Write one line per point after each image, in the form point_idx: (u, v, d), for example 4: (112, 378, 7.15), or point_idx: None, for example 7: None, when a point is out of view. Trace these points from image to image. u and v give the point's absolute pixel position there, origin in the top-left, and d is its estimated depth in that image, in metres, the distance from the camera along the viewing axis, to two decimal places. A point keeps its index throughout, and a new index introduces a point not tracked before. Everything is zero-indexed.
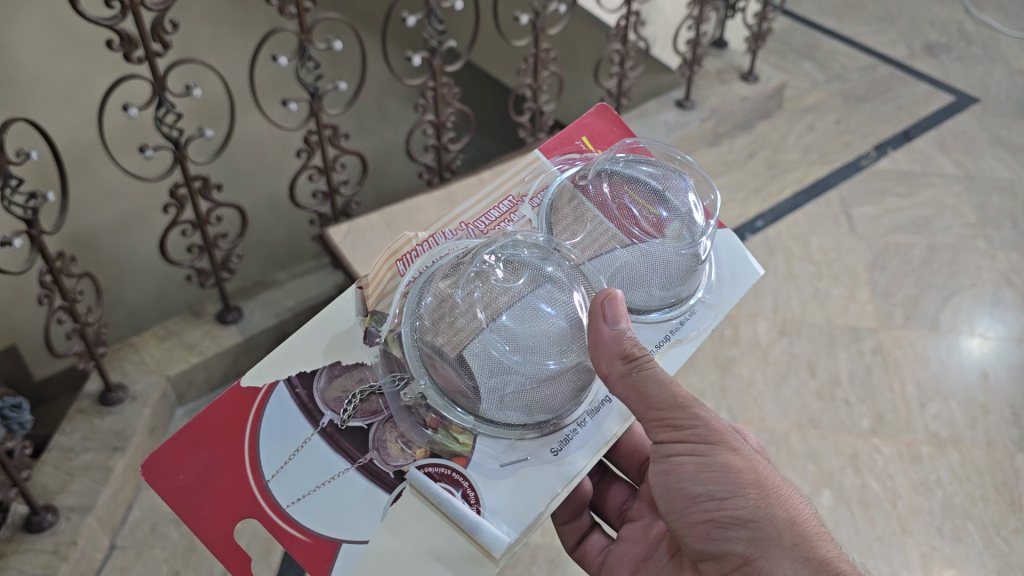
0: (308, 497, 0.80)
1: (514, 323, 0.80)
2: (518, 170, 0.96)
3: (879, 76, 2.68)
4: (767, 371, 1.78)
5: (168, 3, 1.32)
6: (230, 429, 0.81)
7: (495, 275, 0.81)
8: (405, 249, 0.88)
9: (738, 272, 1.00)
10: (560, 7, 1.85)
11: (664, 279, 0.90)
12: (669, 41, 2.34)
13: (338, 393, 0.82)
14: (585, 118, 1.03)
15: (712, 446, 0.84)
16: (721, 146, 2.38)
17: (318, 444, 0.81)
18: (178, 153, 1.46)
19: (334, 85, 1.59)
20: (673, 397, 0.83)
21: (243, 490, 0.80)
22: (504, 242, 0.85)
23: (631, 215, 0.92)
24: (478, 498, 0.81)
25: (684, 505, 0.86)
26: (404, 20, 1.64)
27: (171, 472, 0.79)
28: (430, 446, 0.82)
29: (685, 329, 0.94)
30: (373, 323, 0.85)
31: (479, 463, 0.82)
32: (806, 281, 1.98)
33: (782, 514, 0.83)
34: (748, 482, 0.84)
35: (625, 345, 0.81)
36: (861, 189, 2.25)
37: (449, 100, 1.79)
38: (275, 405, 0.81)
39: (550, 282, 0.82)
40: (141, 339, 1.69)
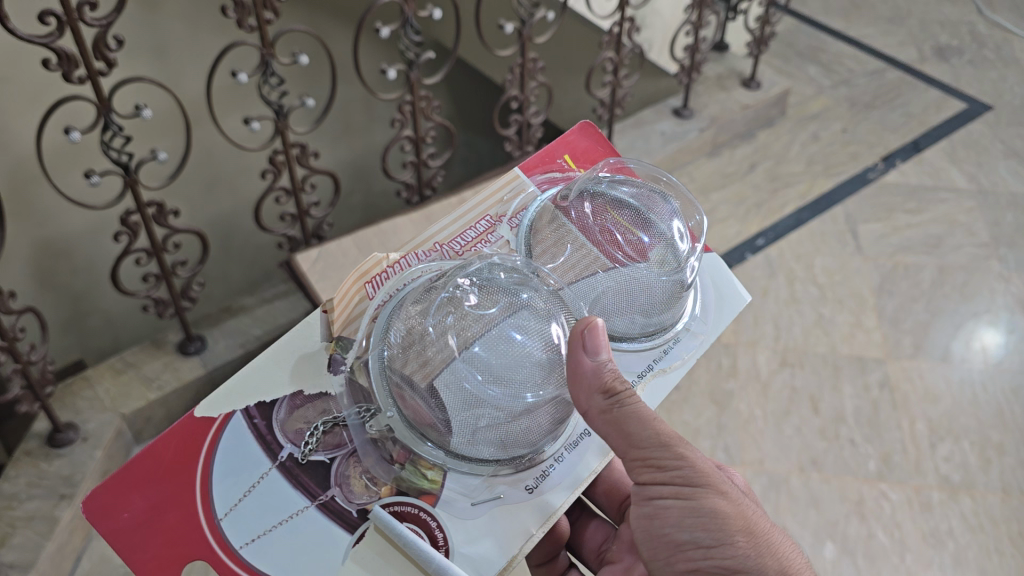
0: (264, 538, 0.71)
1: (488, 353, 0.72)
2: (496, 188, 0.88)
3: (887, 81, 2.56)
4: (767, 406, 1.67)
5: (111, 17, 1.19)
6: (181, 460, 0.72)
7: (468, 301, 0.74)
8: (374, 271, 0.81)
9: (724, 299, 0.92)
10: (548, 15, 1.73)
11: (642, 307, 0.83)
12: (666, 45, 2.21)
13: (299, 424, 0.74)
14: (568, 134, 0.94)
15: (699, 489, 0.74)
16: (720, 157, 2.26)
17: (276, 480, 0.73)
18: (128, 179, 1.34)
19: (301, 101, 1.47)
20: (656, 435, 0.74)
21: (194, 530, 0.70)
22: (480, 266, 0.77)
23: (613, 237, 0.84)
24: (446, 539, 0.73)
25: (668, 553, 0.76)
26: (378, 31, 1.51)
27: (115, 508, 0.69)
28: (397, 483, 0.75)
29: (668, 357, 0.86)
30: (339, 350, 0.78)
31: (449, 500, 0.75)
32: (810, 305, 1.87)
33: (775, 565, 0.73)
34: (738, 529, 0.73)
35: (604, 377, 0.72)
36: (869, 205, 2.13)
37: (428, 114, 1.66)
38: (233, 437, 0.73)
39: (526, 309, 0.74)
40: (96, 372, 1.59)
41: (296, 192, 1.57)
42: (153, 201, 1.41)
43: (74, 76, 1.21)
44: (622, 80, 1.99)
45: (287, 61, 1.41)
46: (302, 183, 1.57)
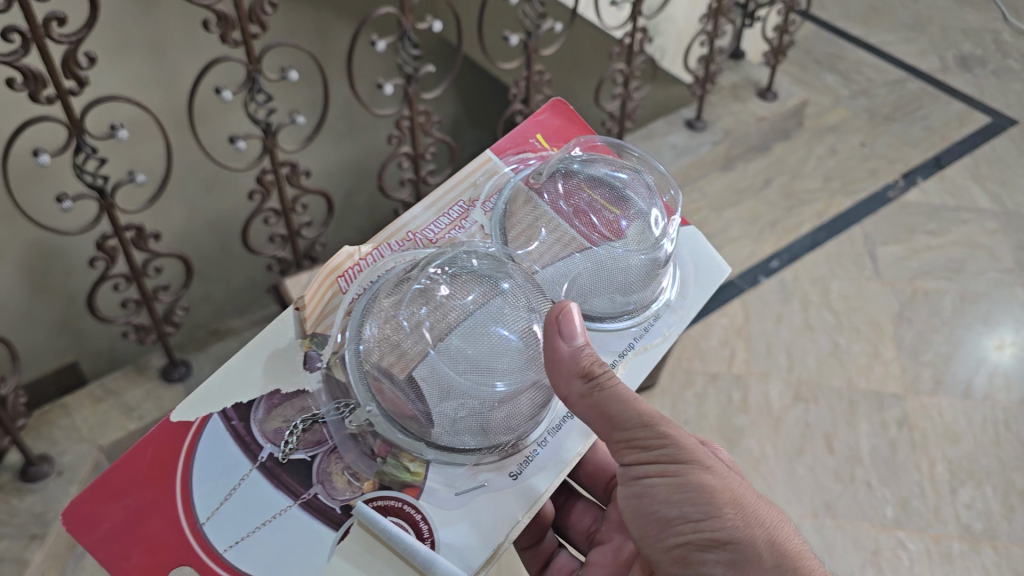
0: (249, 539, 0.70)
1: (464, 343, 0.72)
2: (470, 172, 0.89)
3: (908, 91, 2.46)
4: (779, 444, 1.59)
5: (81, 34, 1.11)
6: (158, 468, 0.71)
7: (440, 292, 0.73)
8: (346, 264, 0.80)
9: (706, 273, 0.93)
10: (556, 27, 1.63)
11: (617, 285, 0.84)
12: (679, 53, 2.11)
13: (279, 423, 0.74)
14: (540, 115, 0.97)
15: (684, 464, 0.74)
16: (733, 171, 2.17)
17: (257, 481, 0.72)
18: (103, 203, 1.26)
19: (291, 118, 1.38)
20: (637, 414, 0.74)
21: (174, 536, 0.69)
22: (450, 254, 0.77)
23: (591, 214, 0.85)
24: (432, 532, 0.72)
25: (656, 529, 0.75)
26: (374, 44, 1.41)
27: (95, 519, 0.69)
28: (379, 477, 0.74)
29: (649, 336, 0.87)
30: (314, 346, 0.77)
31: (434, 490, 0.74)
32: (825, 333, 1.78)
33: (762, 535, 0.73)
34: (725, 502, 0.73)
35: (583, 361, 0.73)
36: (888, 225, 2.04)
37: (427, 129, 1.57)
38: (211, 441, 0.73)
39: (502, 297, 0.74)
40: (74, 399, 1.52)
41: (286, 213, 1.48)
42: (132, 224, 1.33)
43: (41, 96, 1.13)
44: (633, 92, 1.90)
45: (275, 78, 1.33)
46: (292, 205, 1.49)
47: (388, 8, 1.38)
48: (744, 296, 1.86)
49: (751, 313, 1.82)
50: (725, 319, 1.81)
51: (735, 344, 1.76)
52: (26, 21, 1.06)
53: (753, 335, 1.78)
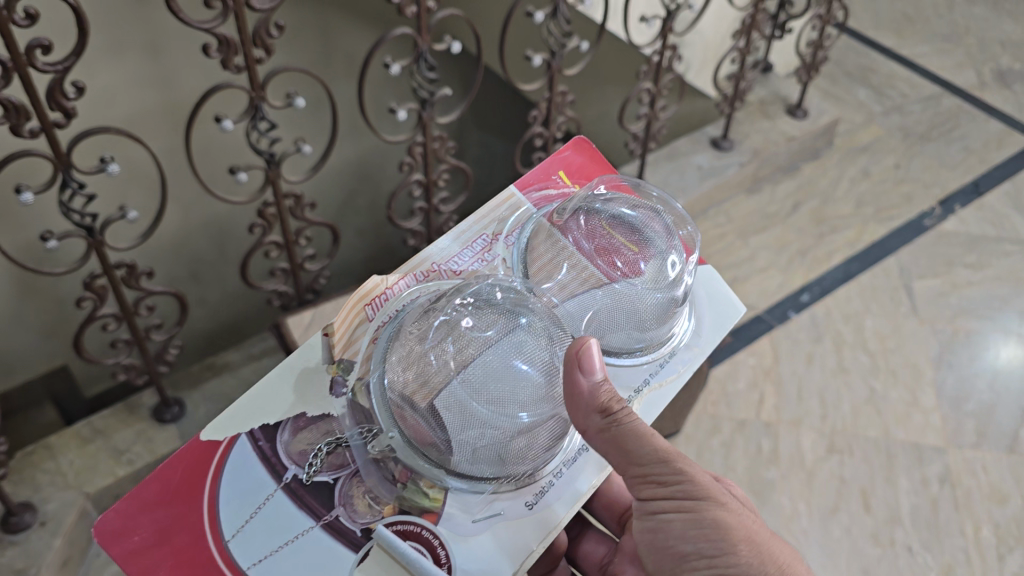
0: (270, 559, 0.67)
1: (486, 375, 0.68)
2: (495, 205, 0.83)
3: (942, 109, 2.34)
4: (812, 501, 1.48)
5: (68, 61, 0.99)
6: (190, 484, 0.69)
7: (464, 323, 0.69)
8: (375, 292, 0.75)
9: (721, 311, 0.89)
10: (582, 45, 1.51)
11: (637, 325, 0.79)
12: (706, 66, 1.98)
13: (303, 446, 0.70)
14: (564, 151, 0.90)
15: (700, 501, 0.73)
16: (761, 193, 2.05)
17: (281, 502, 0.69)
18: (92, 241, 1.14)
19: (297, 146, 1.27)
20: (654, 450, 0.72)
21: (200, 553, 0.67)
22: (477, 285, 0.73)
23: (612, 252, 0.80)
24: (448, 557, 0.69)
25: (672, 565, 0.74)
26: (388, 67, 1.30)
27: (126, 531, 0.66)
28: (399, 502, 0.70)
29: (665, 371, 0.83)
30: (340, 372, 0.73)
31: (453, 516, 0.70)
32: (860, 378, 1.67)
33: (777, 572, 0.71)
34: (740, 539, 0.72)
35: (604, 397, 0.70)
36: (924, 256, 1.93)
37: (441, 156, 1.46)
38: (238, 460, 0.70)
39: (526, 331, 0.70)
40: (60, 439, 1.41)
41: (289, 246, 1.37)
42: (123, 261, 1.22)
43: (24, 129, 1.01)
44: (660, 113, 1.77)
45: (281, 104, 1.21)
46: (295, 236, 1.38)
47: (404, 28, 1.26)
48: (773, 333, 1.75)
49: (781, 353, 1.71)
50: (753, 359, 1.70)
51: (764, 387, 1.65)
52: (5, 49, 0.94)
53: (783, 378, 1.67)
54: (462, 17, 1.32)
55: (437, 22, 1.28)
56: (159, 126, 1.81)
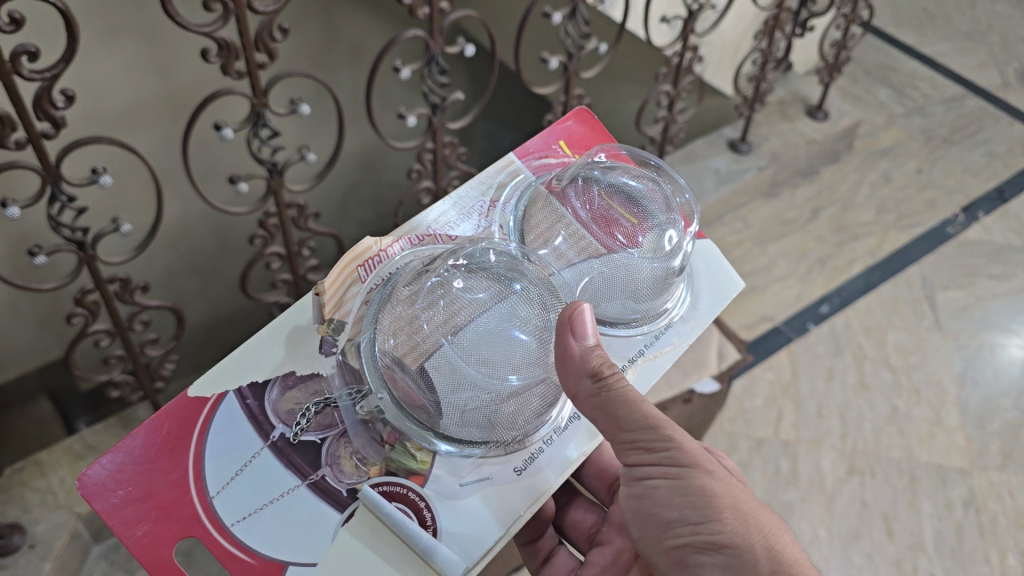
0: (256, 515, 0.67)
1: (476, 338, 0.67)
2: (490, 171, 0.84)
3: (966, 110, 2.26)
4: (833, 526, 1.43)
5: (57, 69, 0.92)
6: (176, 441, 0.68)
7: (455, 284, 0.68)
8: (368, 253, 0.73)
9: (721, 288, 0.87)
10: (600, 47, 1.43)
11: (632, 293, 0.79)
12: (723, 64, 1.91)
13: (291, 405, 0.70)
14: (567, 122, 0.90)
15: (686, 467, 0.70)
16: (779, 198, 1.98)
17: (267, 460, 0.68)
18: (83, 255, 1.08)
19: (299, 154, 1.20)
20: (643, 416, 0.69)
21: (184, 509, 0.66)
22: (470, 249, 0.72)
23: (610, 218, 0.80)
24: (434, 519, 0.68)
25: (656, 531, 0.71)
26: (397, 72, 1.22)
27: (109, 486, 0.65)
28: (386, 463, 0.69)
29: (660, 342, 0.82)
30: (331, 332, 0.71)
31: (441, 479, 0.70)
32: (881, 395, 1.61)
33: (762, 540, 0.69)
34: (727, 508, 0.69)
35: (594, 360, 0.67)
36: (948, 266, 1.86)
37: (451, 161, 1.39)
38: (226, 418, 0.69)
39: (519, 296, 0.69)
40: (49, 455, 1.35)
41: (291, 258, 1.31)
42: (116, 275, 1.16)
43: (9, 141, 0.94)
44: (677, 116, 1.70)
45: (283, 111, 1.14)
46: (298, 247, 1.32)
47: (416, 30, 1.20)
48: (792, 346, 1.69)
49: (800, 368, 1.65)
50: (771, 374, 1.64)
51: (782, 404, 1.59)
52: None
53: (802, 395, 1.61)
54: (476, 19, 1.25)
55: (450, 24, 1.22)
56: (153, 118, 1.64)
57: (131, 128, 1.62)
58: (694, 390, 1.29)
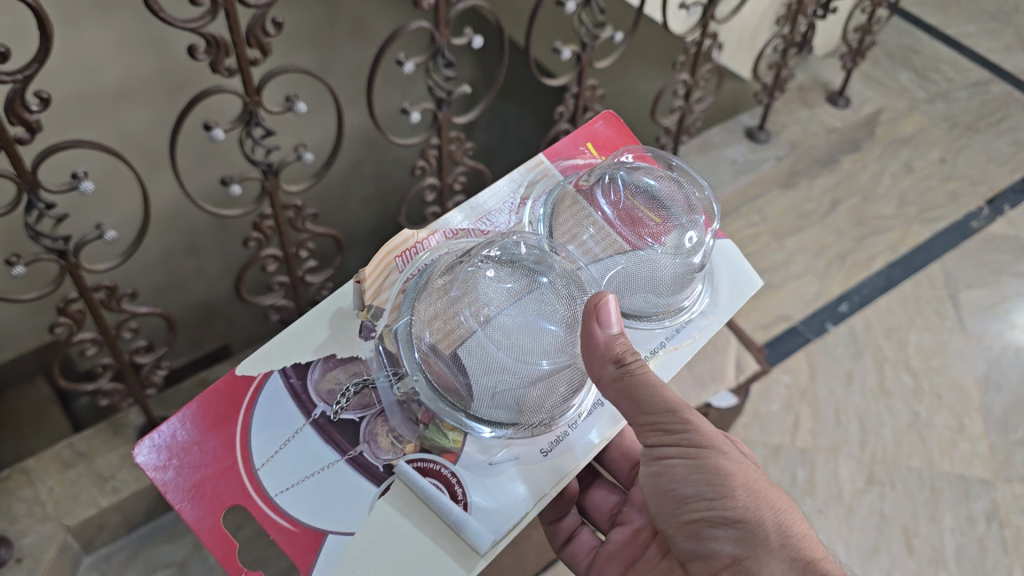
0: (299, 486, 0.74)
1: (508, 326, 0.73)
2: (516, 171, 0.89)
3: (991, 96, 2.18)
4: (851, 540, 1.37)
5: (33, 69, 0.85)
6: (224, 419, 0.75)
7: (486, 277, 0.75)
8: (404, 246, 0.80)
9: (737, 283, 0.90)
10: (616, 36, 1.35)
11: (657, 288, 0.82)
12: (742, 47, 1.83)
13: (331, 385, 0.77)
14: (594, 125, 0.94)
15: (703, 448, 0.74)
16: (796, 189, 1.91)
17: (307, 437, 0.76)
18: (65, 264, 1.02)
19: (297, 154, 1.13)
20: (663, 399, 0.73)
21: (232, 478, 0.74)
22: (502, 243, 0.77)
23: (636, 215, 0.83)
24: (465, 494, 0.74)
25: (673, 507, 0.76)
26: (401, 65, 1.15)
27: (169, 458, 0.74)
28: (420, 441, 0.76)
29: (681, 334, 0.84)
30: (370, 317, 0.79)
31: (471, 457, 0.76)
32: (902, 400, 1.55)
33: (771, 517, 0.73)
34: (739, 486, 0.74)
35: (620, 349, 0.72)
36: (971, 263, 1.79)
37: (458, 157, 1.32)
38: (270, 397, 0.76)
39: (549, 289, 0.75)
40: (38, 463, 1.29)
41: (289, 259, 1.24)
42: (102, 282, 1.09)
43: None
44: (693, 106, 1.62)
45: (279, 109, 1.07)
46: (296, 248, 1.25)
47: (422, 22, 1.12)
48: (809, 347, 1.63)
49: (817, 370, 1.59)
50: (787, 377, 1.58)
51: (799, 408, 1.53)
52: None
53: (820, 399, 1.55)
54: (485, 8, 1.18)
55: (457, 14, 1.15)
56: (148, 94, 1.68)
57: (122, 106, 1.66)
58: (711, 404, 1.23)
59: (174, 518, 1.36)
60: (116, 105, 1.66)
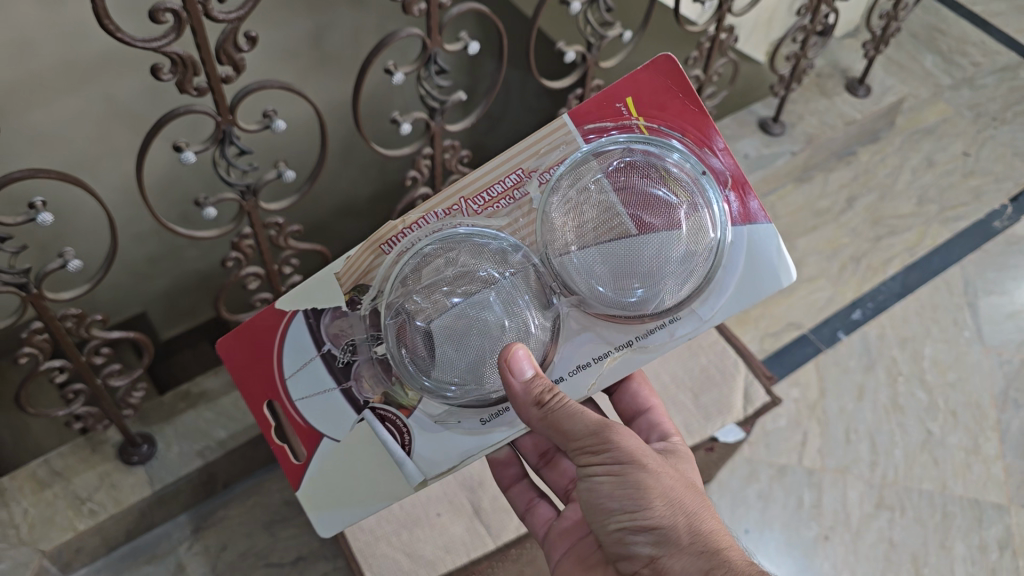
0: (309, 401, 0.79)
1: (431, 362, 0.74)
2: (535, 139, 0.75)
3: (1020, 83, 2.07)
4: (858, 571, 1.32)
5: None
6: (266, 335, 0.78)
7: (413, 312, 0.73)
8: (389, 233, 0.75)
9: (748, 286, 0.77)
10: (625, 35, 1.25)
11: (629, 299, 0.75)
12: (758, 30, 1.72)
13: (339, 331, 0.77)
14: (640, 70, 0.75)
15: (626, 465, 0.72)
16: (811, 184, 1.82)
17: (317, 367, 0.78)
18: (29, 294, 0.95)
19: (277, 172, 1.04)
20: (586, 424, 0.72)
21: (269, 381, 0.79)
22: (446, 252, 0.74)
23: (640, 206, 0.73)
24: (411, 443, 0.78)
25: (597, 523, 0.74)
26: (390, 74, 1.05)
27: (233, 352, 0.78)
28: (384, 393, 0.78)
29: (656, 336, 0.78)
30: (356, 293, 0.76)
31: (423, 416, 0.78)
32: (915, 417, 1.49)
33: (690, 522, 0.71)
34: (655, 495, 0.71)
35: (538, 391, 0.71)
36: (992, 268, 1.71)
37: (453, 167, 1.24)
38: (296, 330, 0.77)
39: (479, 324, 0.73)
40: (11, 482, 1.22)
41: (271, 276, 1.17)
42: (69, 310, 1.03)
43: None
44: (704, 101, 1.52)
45: (257, 127, 0.98)
46: (279, 264, 1.18)
47: (413, 29, 1.03)
48: (819, 358, 1.56)
49: (828, 384, 1.53)
50: (796, 391, 1.52)
51: (808, 426, 1.47)
52: None
53: (829, 416, 1.49)
54: (483, 11, 1.07)
55: (452, 19, 1.04)
56: (134, 65, 1.41)
57: (106, 81, 1.40)
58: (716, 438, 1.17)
59: (156, 536, 1.32)
60: (98, 77, 1.40)
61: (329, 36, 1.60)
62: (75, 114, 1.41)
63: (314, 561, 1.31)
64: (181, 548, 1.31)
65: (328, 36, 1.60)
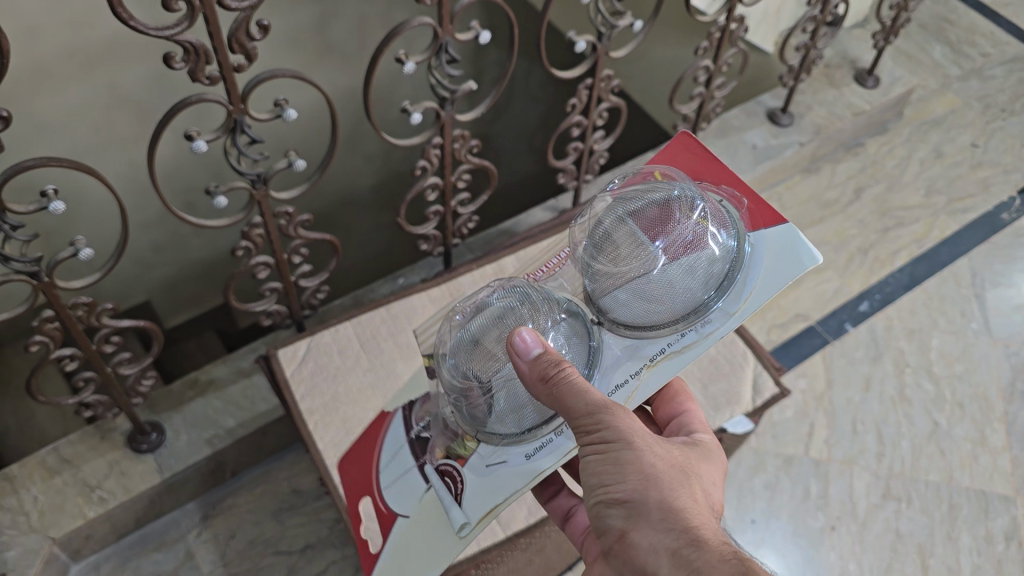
0: (392, 485, 0.82)
1: (459, 357, 0.71)
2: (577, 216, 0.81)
3: None
4: (865, 561, 1.33)
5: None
6: (371, 439, 0.88)
7: (453, 320, 0.74)
8: None
9: (776, 274, 0.71)
10: (637, 25, 1.24)
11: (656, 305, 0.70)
12: (766, 21, 1.71)
13: (423, 413, 0.83)
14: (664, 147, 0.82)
15: (616, 444, 0.67)
16: (818, 175, 1.82)
17: (403, 452, 0.82)
18: (41, 283, 0.95)
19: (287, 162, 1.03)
20: (586, 402, 0.66)
21: (366, 474, 0.86)
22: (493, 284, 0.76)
23: (653, 213, 0.70)
24: (462, 491, 0.74)
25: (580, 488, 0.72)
26: (401, 64, 1.04)
27: (351, 461, 0.89)
28: (447, 449, 0.77)
29: (686, 339, 0.72)
30: None
31: (477, 462, 0.74)
32: (922, 408, 1.49)
33: (668, 504, 0.67)
34: (633, 470, 0.68)
35: (543, 366, 0.66)
36: (999, 260, 1.71)
37: (462, 157, 1.23)
38: (394, 426, 0.85)
39: (501, 310, 0.71)
40: (20, 469, 1.22)
41: (280, 265, 1.17)
42: (80, 299, 1.03)
43: None
44: (712, 92, 1.51)
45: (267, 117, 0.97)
46: (289, 253, 1.17)
47: (426, 17, 1.01)
48: (827, 349, 1.56)
49: (835, 375, 1.53)
50: (803, 382, 1.52)
51: (814, 417, 1.48)
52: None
53: (835, 408, 1.49)
54: None
55: (463, 7, 1.03)
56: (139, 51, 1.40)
57: (111, 68, 1.40)
58: (724, 429, 1.17)
59: (165, 524, 1.32)
60: (105, 65, 1.39)
61: (334, 24, 1.59)
62: (80, 102, 1.41)
63: (321, 549, 1.31)
64: (190, 536, 1.31)
65: (333, 24, 1.60)
